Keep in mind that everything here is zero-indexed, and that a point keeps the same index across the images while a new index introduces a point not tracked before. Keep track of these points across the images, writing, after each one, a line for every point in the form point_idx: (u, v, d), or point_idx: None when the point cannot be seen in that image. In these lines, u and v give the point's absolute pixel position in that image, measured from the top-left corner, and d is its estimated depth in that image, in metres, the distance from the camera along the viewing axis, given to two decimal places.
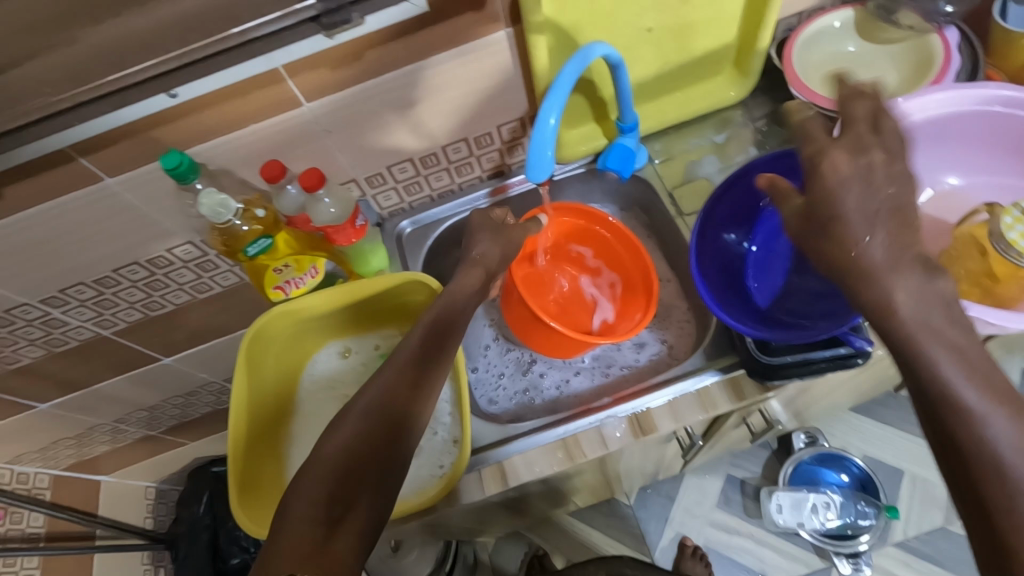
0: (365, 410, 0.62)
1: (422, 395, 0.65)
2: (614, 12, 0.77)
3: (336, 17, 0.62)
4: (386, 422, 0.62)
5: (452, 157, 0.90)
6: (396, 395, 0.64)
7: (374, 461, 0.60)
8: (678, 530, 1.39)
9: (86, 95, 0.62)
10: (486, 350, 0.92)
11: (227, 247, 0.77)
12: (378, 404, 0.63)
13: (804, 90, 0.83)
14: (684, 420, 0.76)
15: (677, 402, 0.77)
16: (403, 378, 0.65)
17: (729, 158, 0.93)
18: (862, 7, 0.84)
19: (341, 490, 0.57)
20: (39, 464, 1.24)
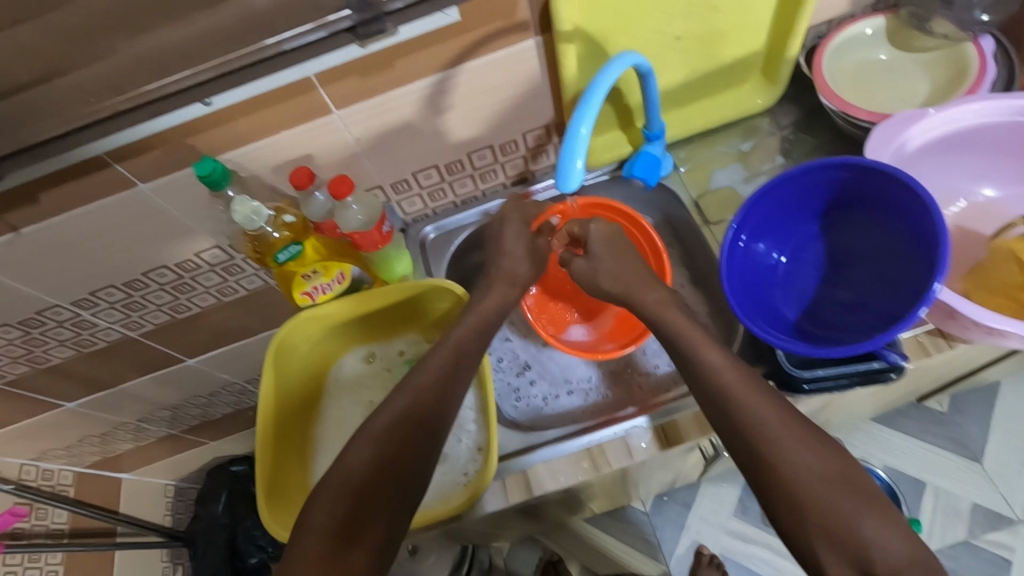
0: (387, 414, 0.64)
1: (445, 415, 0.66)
2: (644, 21, 0.76)
3: (372, 27, 0.64)
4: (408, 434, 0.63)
5: (477, 164, 0.91)
6: (421, 412, 0.64)
7: (390, 483, 0.61)
8: (694, 538, 1.38)
9: (124, 105, 0.64)
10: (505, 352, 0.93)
11: (259, 254, 0.79)
12: (401, 421, 0.64)
13: (837, 101, 0.81)
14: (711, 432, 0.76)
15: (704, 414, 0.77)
16: (425, 393, 0.66)
17: (755, 167, 0.92)
18: (894, 15, 0.83)
19: (356, 509, 0.59)
20: (63, 461, 1.26)
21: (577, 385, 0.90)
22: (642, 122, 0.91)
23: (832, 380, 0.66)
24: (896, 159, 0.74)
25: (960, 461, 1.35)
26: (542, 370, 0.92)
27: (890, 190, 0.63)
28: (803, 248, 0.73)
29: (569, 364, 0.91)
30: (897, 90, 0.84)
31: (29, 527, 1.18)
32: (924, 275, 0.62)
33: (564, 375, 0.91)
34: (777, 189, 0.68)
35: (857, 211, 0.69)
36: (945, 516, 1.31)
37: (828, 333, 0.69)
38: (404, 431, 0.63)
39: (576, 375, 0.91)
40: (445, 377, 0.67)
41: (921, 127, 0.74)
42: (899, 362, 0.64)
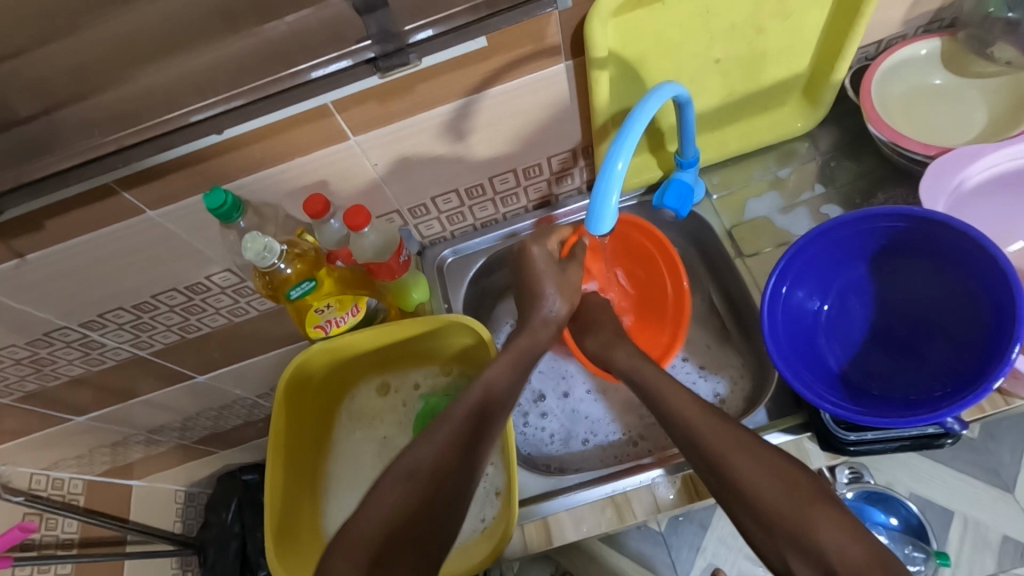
0: (406, 463, 0.60)
1: (466, 464, 0.61)
2: (681, 45, 0.72)
3: (394, 60, 0.60)
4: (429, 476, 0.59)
5: (499, 188, 0.86)
6: (440, 463, 0.60)
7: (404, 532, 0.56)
8: (710, 560, 1.33)
9: (134, 136, 0.60)
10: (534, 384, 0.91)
11: (271, 291, 0.75)
12: (420, 470, 0.60)
13: (886, 130, 0.75)
14: None
15: None
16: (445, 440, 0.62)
17: (792, 195, 0.86)
18: (951, 37, 0.77)
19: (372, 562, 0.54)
20: (74, 469, 1.18)
21: (598, 427, 0.88)
22: (674, 146, 0.86)
23: (882, 444, 0.63)
24: (951, 198, 0.69)
25: (992, 491, 1.29)
26: (562, 404, 0.90)
27: (951, 242, 0.60)
28: (847, 295, 0.69)
29: (589, 404, 0.90)
30: (950, 118, 0.79)
31: (39, 538, 1.08)
32: (987, 330, 0.59)
33: (586, 416, 0.89)
34: (825, 235, 0.64)
35: (908, 259, 0.66)
36: (974, 548, 1.26)
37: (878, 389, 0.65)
38: (429, 469, 0.60)
39: (597, 414, 0.89)
40: (467, 424, 0.64)
41: (981, 164, 0.68)
42: (957, 429, 0.60)
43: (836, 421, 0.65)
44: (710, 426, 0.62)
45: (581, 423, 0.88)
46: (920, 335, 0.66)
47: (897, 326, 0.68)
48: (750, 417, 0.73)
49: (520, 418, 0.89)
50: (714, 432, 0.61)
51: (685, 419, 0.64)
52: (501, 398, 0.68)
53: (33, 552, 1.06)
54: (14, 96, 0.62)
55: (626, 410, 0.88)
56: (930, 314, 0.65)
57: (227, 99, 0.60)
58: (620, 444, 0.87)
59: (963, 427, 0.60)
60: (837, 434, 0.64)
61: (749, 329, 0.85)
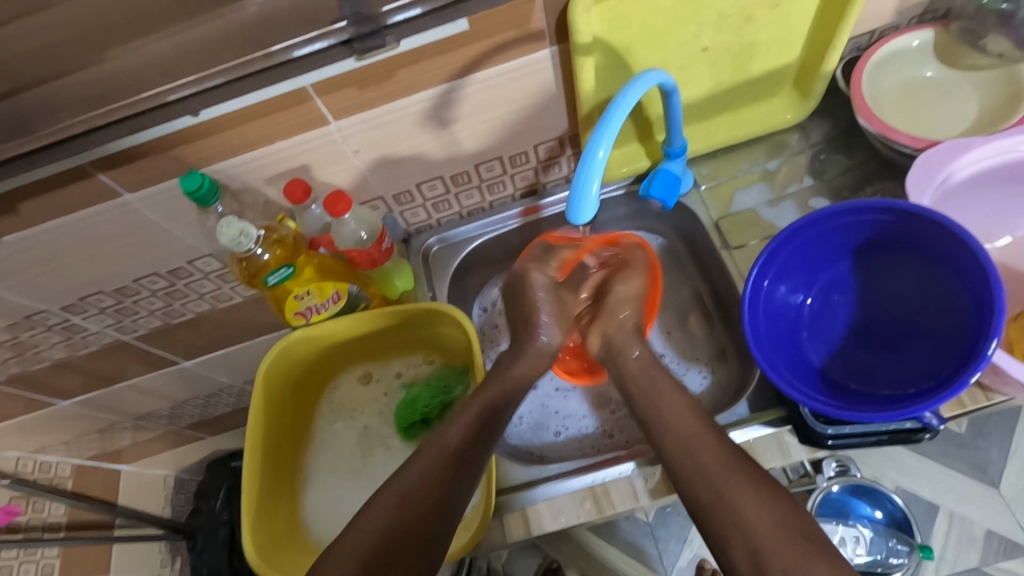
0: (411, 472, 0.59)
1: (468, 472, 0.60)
2: (669, 32, 0.70)
3: (371, 42, 0.59)
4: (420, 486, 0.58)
5: (484, 176, 0.85)
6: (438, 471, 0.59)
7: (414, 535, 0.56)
8: (696, 552, 1.34)
9: (107, 118, 0.59)
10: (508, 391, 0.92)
11: (247, 277, 0.74)
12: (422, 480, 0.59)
13: (876, 123, 0.74)
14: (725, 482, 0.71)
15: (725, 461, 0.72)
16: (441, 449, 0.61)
17: (782, 187, 0.86)
18: (944, 29, 0.77)
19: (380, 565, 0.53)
20: (62, 453, 1.17)
21: (569, 421, 0.88)
22: (662, 136, 0.85)
23: (860, 436, 0.63)
24: (938, 192, 0.69)
25: (978, 486, 1.29)
26: (533, 396, 0.90)
27: (935, 238, 0.59)
28: (831, 290, 0.69)
29: (562, 396, 0.89)
30: (942, 111, 0.78)
31: (26, 521, 1.07)
32: (967, 327, 0.58)
33: (557, 407, 0.89)
34: (809, 229, 0.64)
35: (893, 255, 0.65)
36: (958, 543, 1.26)
37: (859, 386, 0.65)
38: (418, 488, 0.58)
39: (569, 408, 0.88)
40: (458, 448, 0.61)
41: (969, 158, 0.67)
42: (933, 424, 0.60)
43: (815, 415, 0.65)
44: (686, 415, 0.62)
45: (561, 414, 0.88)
46: (903, 331, 0.66)
47: (881, 321, 0.67)
48: (732, 409, 0.73)
49: None
50: (692, 421, 0.61)
51: (666, 412, 0.63)
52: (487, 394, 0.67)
53: (20, 535, 1.05)
54: None
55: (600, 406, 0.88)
56: (913, 311, 0.65)
57: (203, 81, 0.59)
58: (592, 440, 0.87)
59: (940, 421, 0.59)
60: (815, 427, 0.64)
61: (734, 321, 0.85)
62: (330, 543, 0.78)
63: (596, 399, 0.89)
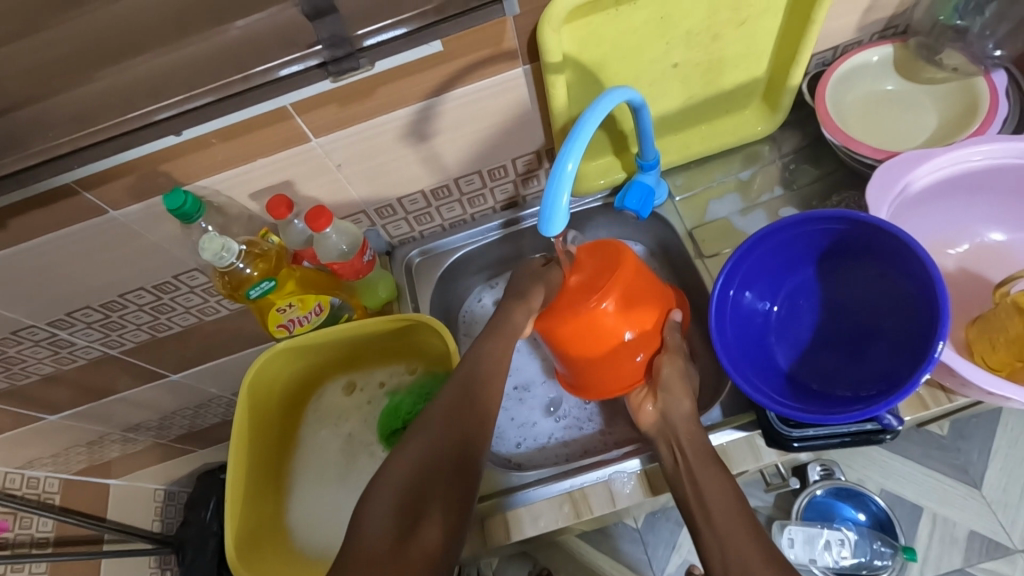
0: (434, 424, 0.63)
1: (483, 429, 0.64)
2: (638, 49, 0.73)
3: (345, 64, 0.61)
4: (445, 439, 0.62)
5: (465, 189, 0.87)
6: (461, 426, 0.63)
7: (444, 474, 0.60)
8: (685, 557, 1.34)
9: (91, 137, 0.61)
10: None
11: (231, 291, 0.76)
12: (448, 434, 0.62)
13: (839, 134, 0.77)
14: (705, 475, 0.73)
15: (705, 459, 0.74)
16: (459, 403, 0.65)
17: (754, 197, 0.88)
18: (902, 44, 0.80)
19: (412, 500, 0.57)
20: (50, 469, 1.19)
21: (527, 429, 0.90)
22: (636, 149, 0.87)
23: (825, 439, 0.65)
24: (898, 201, 0.71)
25: (960, 488, 1.31)
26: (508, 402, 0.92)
27: (889, 246, 0.62)
28: (797, 296, 0.71)
29: (519, 403, 0.92)
30: (904, 122, 0.80)
31: (13, 537, 1.08)
32: (921, 331, 0.61)
33: (512, 414, 0.91)
34: (771, 238, 0.66)
35: (853, 262, 0.68)
36: (941, 544, 1.28)
37: (822, 389, 0.67)
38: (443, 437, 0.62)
39: (525, 415, 0.91)
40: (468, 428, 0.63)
41: (925, 168, 0.70)
42: (893, 425, 0.63)
43: (782, 418, 0.67)
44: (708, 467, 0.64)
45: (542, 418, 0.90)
46: (862, 336, 0.68)
47: (845, 325, 0.70)
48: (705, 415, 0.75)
49: None
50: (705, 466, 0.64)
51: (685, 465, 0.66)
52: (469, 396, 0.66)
53: (6, 551, 1.06)
54: None
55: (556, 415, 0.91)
56: (873, 319, 0.68)
57: (185, 102, 0.60)
58: (551, 449, 0.88)
59: (899, 422, 0.62)
60: (782, 430, 0.66)
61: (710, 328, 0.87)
62: (314, 549, 0.79)
63: (552, 403, 0.91)
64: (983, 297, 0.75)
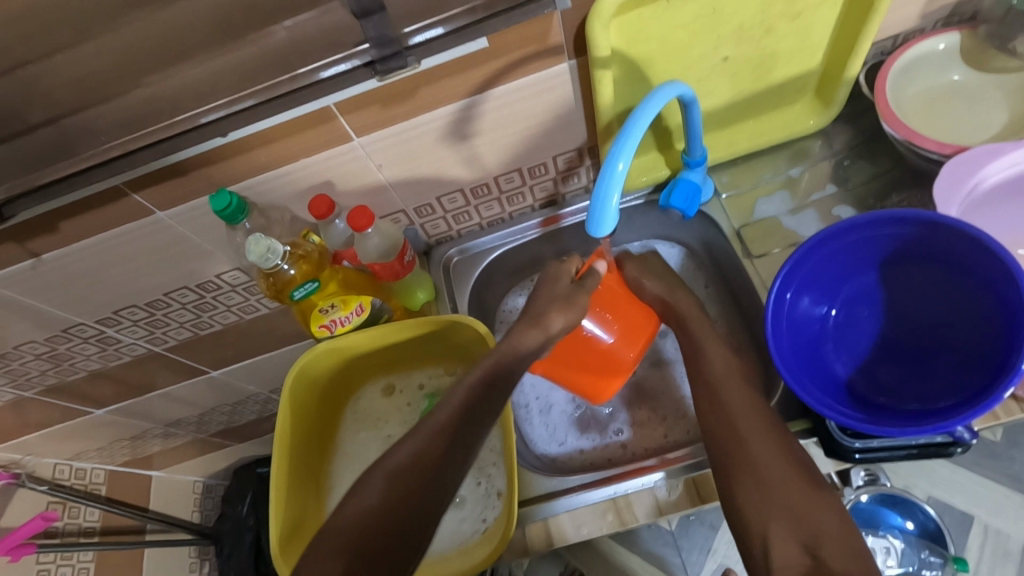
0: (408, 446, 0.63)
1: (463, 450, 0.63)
2: (688, 44, 0.70)
3: (393, 63, 0.59)
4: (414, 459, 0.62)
5: (504, 188, 0.86)
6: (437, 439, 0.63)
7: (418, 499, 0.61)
8: (720, 562, 1.30)
9: (137, 142, 0.61)
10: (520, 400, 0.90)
11: (275, 292, 0.76)
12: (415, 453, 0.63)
13: (902, 129, 0.73)
14: None
15: None
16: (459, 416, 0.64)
17: (804, 195, 0.85)
18: (971, 32, 0.75)
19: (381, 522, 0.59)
20: (96, 460, 1.21)
21: (552, 415, 0.89)
22: (682, 146, 0.84)
23: (888, 451, 0.62)
24: (968, 199, 0.67)
25: (1016, 498, 1.25)
26: (546, 401, 0.90)
27: (960, 249, 0.59)
28: (857, 301, 0.69)
29: (549, 388, 0.90)
30: (969, 117, 0.76)
31: (62, 526, 1.11)
32: (998, 337, 0.58)
33: (538, 394, 0.90)
34: (830, 243, 0.63)
35: (919, 265, 0.65)
36: (993, 555, 1.22)
37: (886, 399, 0.65)
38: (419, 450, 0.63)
39: (553, 405, 0.90)
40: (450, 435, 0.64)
41: (999, 164, 0.66)
42: (965, 438, 0.59)
43: (841, 428, 0.64)
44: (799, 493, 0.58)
45: (582, 422, 0.88)
46: (930, 344, 0.65)
47: (906, 331, 0.67)
48: None
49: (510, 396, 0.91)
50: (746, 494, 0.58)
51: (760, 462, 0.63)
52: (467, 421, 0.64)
53: (57, 539, 1.09)
54: (24, 101, 0.62)
55: (585, 409, 0.89)
56: (940, 326, 0.64)
57: (233, 103, 0.60)
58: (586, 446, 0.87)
59: (972, 436, 0.59)
60: (842, 441, 0.64)
61: (757, 332, 0.84)
62: None
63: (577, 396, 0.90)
64: None
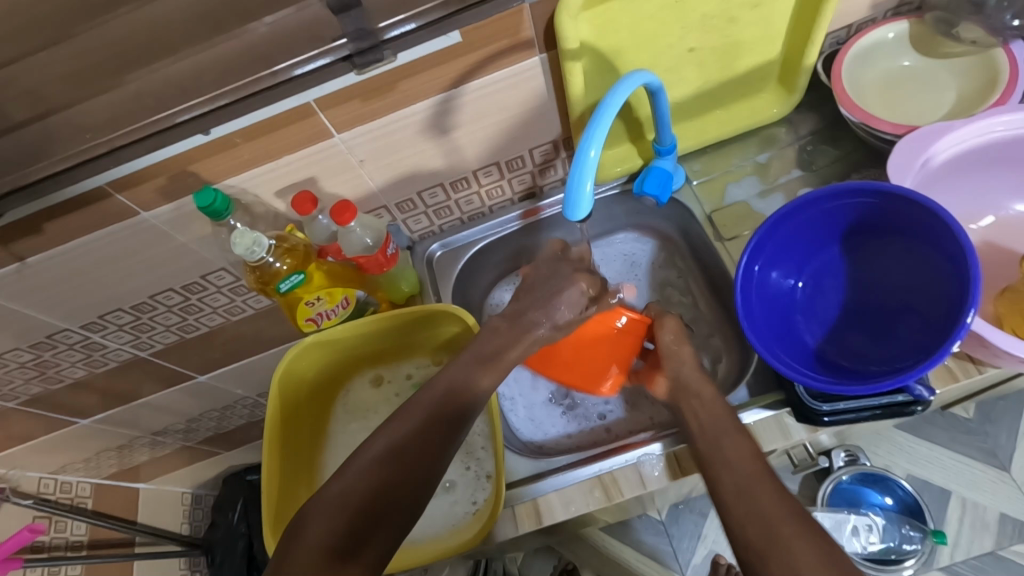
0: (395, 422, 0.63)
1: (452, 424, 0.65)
2: (653, 36, 0.74)
3: (370, 57, 0.62)
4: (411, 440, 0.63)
5: (484, 181, 0.88)
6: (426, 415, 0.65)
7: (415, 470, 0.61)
8: (711, 548, 1.33)
9: (121, 140, 0.63)
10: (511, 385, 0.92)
11: (261, 285, 0.78)
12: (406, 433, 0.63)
13: (858, 112, 0.77)
14: (764, 447, 0.71)
15: (757, 430, 0.71)
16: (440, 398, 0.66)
17: (772, 179, 0.88)
18: (918, 20, 0.80)
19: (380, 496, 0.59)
20: (82, 473, 1.21)
21: (535, 411, 0.91)
22: (653, 136, 0.88)
23: (856, 413, 0.66)
24: (920, 175, 0.71)
25: (989, 472, 1.29)
26: (533, 387, 0.92)
27: (915, 218, 0.63)
28: (823, 274, 0.72)
29: (534, 386, 0.92)
30: (921, 100, 0.81)
31: (49, 540, 1.10)
32: (950, 301, 0.61)
33: (522, 390, 0.92)
34: (794, 216, 0.67)
35: (879, 236, 0.68)
36: (972, 528, 1.26)
37: (853, 364, 0.68)
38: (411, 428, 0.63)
39: (538, 393, 0.92)
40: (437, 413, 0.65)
41: (947, 141, 0.70)
42: (924, 395, 0.63)
43: (812, 394, 0.68)
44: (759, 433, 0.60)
45: (567, 406, 0.90)
46: (893, 310, 0.69)
47: (873, 299, 0.71)
48: (733, 394, 0.75)
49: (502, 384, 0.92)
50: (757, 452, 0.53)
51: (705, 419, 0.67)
52: (454, 398, 0.67)
53: (43, 554, 1.08)
54: (7, 103, 0.64)
55: (570, 395, 0.91)
56: (901, 293, 0.68)
57: (210, 102, 0.62)
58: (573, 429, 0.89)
59: (931, 393, 0.63)
60: (812, 405, 0.67)
61: (732, 311, 0.87)
62: None
63: (560, 393, 0.92)
64: (1008, 271, 0.74)
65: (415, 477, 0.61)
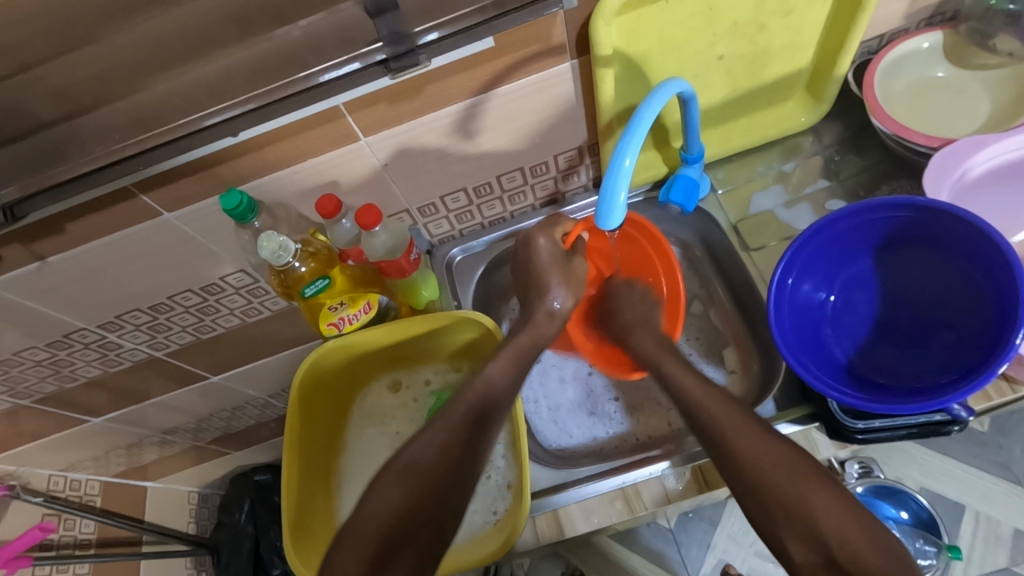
0: (422, 443, 0.64)
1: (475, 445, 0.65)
2: (686, 43, 0.73)
3: (404, 61, 0.61)
4: (435, 460, 0.62)
5: (506, 186, 0.87)
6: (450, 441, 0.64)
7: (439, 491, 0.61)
8: (720, 557, 1.31)
9: (150, 141, 0.62)
10: (538, 388, 0.91)
11: (285, 289, 0.77)
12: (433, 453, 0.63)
13: (890, 123, 0.76)
14: None
15: None
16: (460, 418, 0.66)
17: (797, 189, 0.87)
18: (953, 30, 0.78)
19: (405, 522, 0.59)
20: (91, 471, 1.18)
21: (560, 414, 0.90)
22: (679, 143, 0.86)
23: (889, 431, 0.65)
24: (955, 188, 0.70)
25: (1003, 485, 1.28)
26: (564, 391, 0.91)
27: (955, 233, 0.62)
28: (853, 286, 0.71)
29: (560, 388, 0.91)
30: (953, 111, 0.79)
31: (58, 538, 1.07)
32: (990, 317, 0.60)
33: (546, 393, 0.91)
34: (828, 229, 0.66)
35: (915, 249, 0.67)
36: (986, 543, 1.25)
37: (885, 379, 0.67)
38: (437, 454, 0.63)
39: (561, 401, 0.91)
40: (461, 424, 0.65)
41: (984, 155, 0.69)
42: (961, 415, 0.62)
43: (843, 410, 0.67)
44: (780, 449, 0.59)
45: (591, 415, 0.89)
46: (927, 324, 0.68)
47: (904, 314, 0.70)
48: (759, 408, 0.74)
49: (526, 391, 0.91)
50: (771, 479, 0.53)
51: None
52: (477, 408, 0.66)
53: (51, 553, 1.06)
54: (33, 101, 0.63)
55: (592, 405, 0.90)
56: (934, 306, 0.67)
57: (239, 105, 0.61)
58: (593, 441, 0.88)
59: (968, 413, 0.61)
60: (844, 422, 0.66)
61: (754, 322, 0.86)
62: None
63: (585, 396, 0.91)
64: None
65: (439, 497, 0.61)
